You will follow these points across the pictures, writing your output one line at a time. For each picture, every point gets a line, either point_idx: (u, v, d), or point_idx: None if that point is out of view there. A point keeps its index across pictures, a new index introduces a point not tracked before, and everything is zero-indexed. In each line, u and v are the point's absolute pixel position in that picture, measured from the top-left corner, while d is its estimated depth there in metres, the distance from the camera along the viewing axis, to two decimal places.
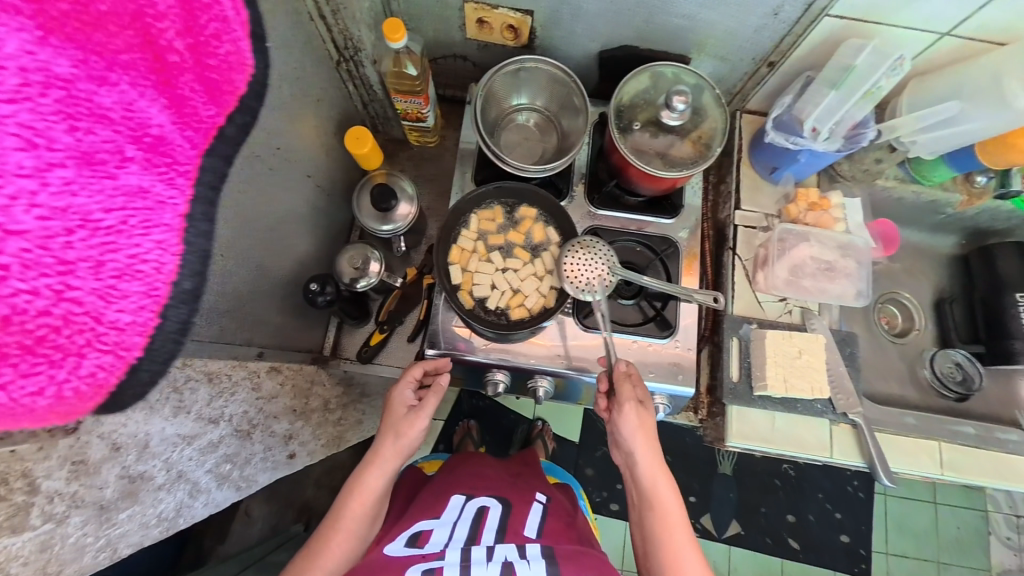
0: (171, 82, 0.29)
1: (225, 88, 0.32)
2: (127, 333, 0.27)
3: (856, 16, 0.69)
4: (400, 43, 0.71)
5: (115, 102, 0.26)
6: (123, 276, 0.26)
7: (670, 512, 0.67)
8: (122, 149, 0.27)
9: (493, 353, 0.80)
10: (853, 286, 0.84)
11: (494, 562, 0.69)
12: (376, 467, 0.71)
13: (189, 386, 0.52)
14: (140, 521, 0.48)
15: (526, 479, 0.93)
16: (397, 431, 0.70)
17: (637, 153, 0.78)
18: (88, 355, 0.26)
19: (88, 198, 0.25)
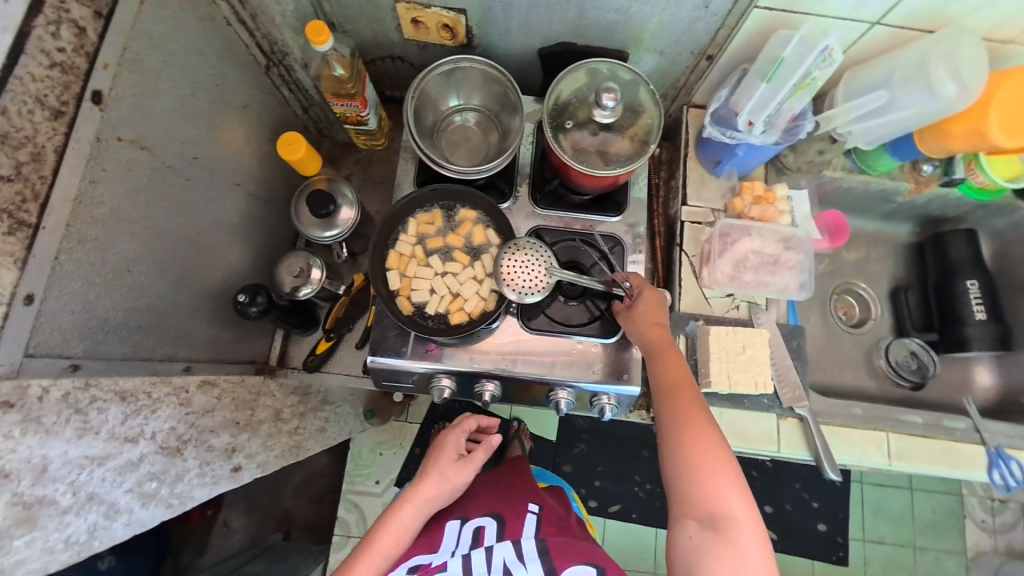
0: None
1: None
2: None
3: (784, 7, 0.69)
4: (327, 46, 0.70)
5: None
6: None
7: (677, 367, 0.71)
8: None
9: (448, 359, 0.79)
10: (796, 278, 0.84)
11: (494, 568, 0.73)
12: (414, 504, 0.76)
13: (97, 406, 0.51)
14: (41, 547, 0.47)
15: (519, 488, 0.89)
16: (443, 476, 0.76)
17: (575, 151, 0.77)
18: None
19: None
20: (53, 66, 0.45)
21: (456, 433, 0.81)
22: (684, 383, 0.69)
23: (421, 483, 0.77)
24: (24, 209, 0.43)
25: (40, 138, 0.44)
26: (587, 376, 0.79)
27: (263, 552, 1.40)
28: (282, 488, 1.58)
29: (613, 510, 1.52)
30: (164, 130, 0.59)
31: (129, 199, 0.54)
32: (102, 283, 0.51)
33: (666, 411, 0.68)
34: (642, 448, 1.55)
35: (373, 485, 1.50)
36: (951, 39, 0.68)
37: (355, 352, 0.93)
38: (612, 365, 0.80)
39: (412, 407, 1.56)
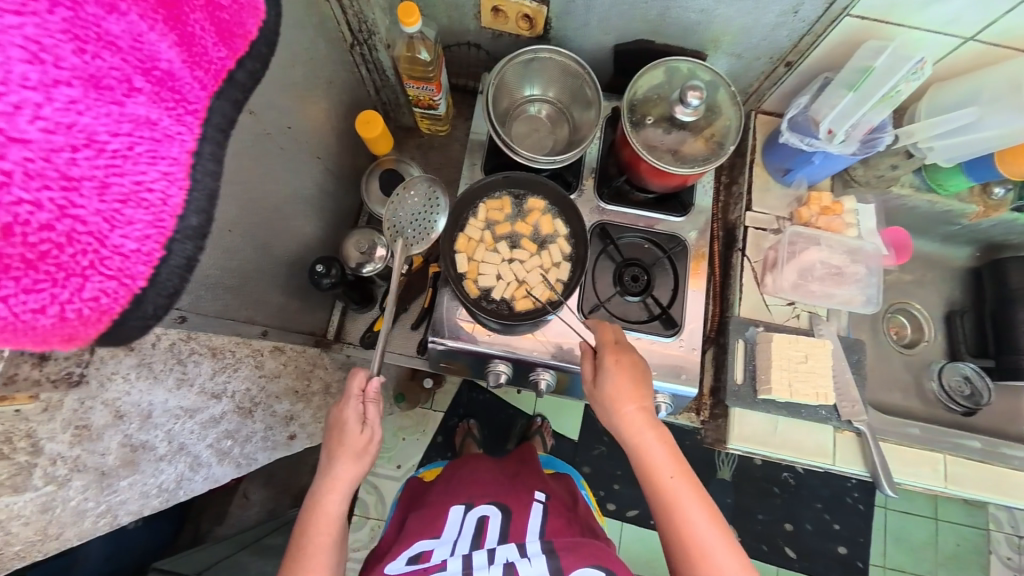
0: (181, 17, 0.28)
1: (235, 32, 0.31)
2: (131, 262, 0.26)
3: (877, 16, 0.68)
4: (414, 28, 0.71)
5: (123, 31, 0.25)
6: (128, 203, 0.25)
7: (669, 473, 0.63)
8: (129, 78, 0.26)
9: (500, 344, 0.79)
10: (861, 292, 0.83)
11: (495, 565, 0.69)
12: (333, 490, 0.67)
13: (193, 359, 0.53)
14: (140, 490, 0.50)
15: (524, 478, 0.90)
16: (355, 453, 0.68)
17: (647, 148, 0.77)
18: (91, 278, 0.25)
19: (93, 118, 0.24)
20: None
21: (354, 403, 0.69)
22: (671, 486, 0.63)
23: (342, 472, 0.67)
24: None
25: None
26: None
27: (283, 525, 1.42)
28: (302, 465, 1.59)
29: (631, 515, 1.52)
30: (266, 99, 0.60)
31: (233, 162, 0.56)
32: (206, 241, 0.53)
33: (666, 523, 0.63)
34: None
35: (394, 469, 1.52)
36: None
37: (408, 334, 0.94)
38: (668, 366, 0.80)
39: (437, 395, 1.59)
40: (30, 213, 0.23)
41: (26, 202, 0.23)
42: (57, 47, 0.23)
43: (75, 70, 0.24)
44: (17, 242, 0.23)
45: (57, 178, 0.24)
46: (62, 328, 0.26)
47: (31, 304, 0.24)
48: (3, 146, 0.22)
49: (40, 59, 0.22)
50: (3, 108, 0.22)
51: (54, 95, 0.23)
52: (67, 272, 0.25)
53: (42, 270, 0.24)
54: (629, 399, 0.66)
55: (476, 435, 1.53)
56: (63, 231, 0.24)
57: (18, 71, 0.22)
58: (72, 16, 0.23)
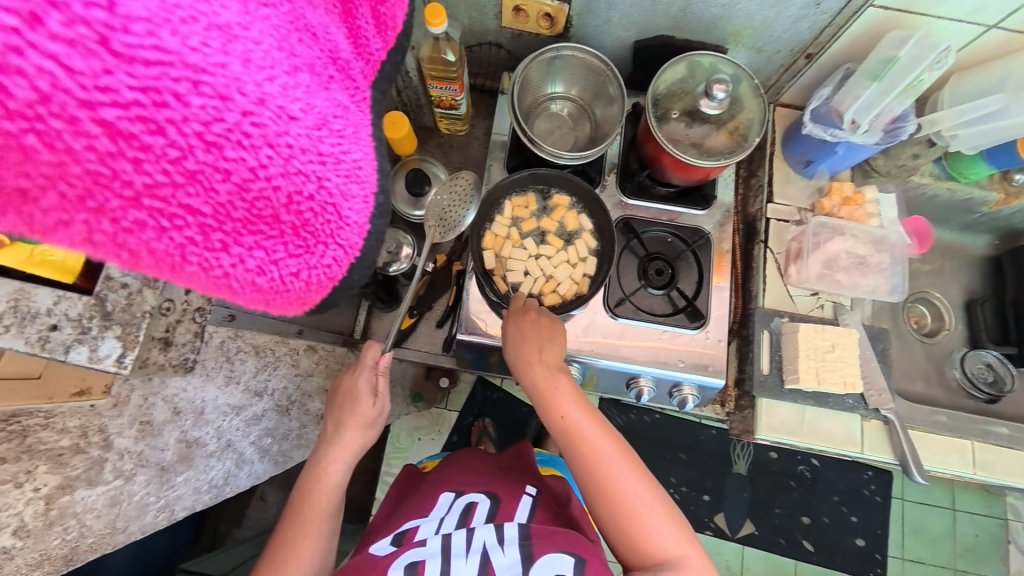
0: (351, 11, 0.28)
1: (388, 24, 0.30)
2: (352, 234, 0.28)
3: (900, 7, 0.68)
4: (440, 29, 0.72)
5: (319, 22, 0.26)
6: (350, 177, 0.27)
7: (572, 415, 0.63)
8: (327, 67, 0.26)
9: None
10: (886, 281, 0.84)
11: (472, 552, 0.68)
12: (336, 459, 0.68)
13: (239, 357, 0.54)
14: (193, 486, 0.51)
15: (518, 472, 0.90)
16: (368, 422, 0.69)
17: (672, 142, 0.77)
18: (331, 246, 0.27)
19: (322, 100, 0.26)
20: None
21: (365, 375, 0.70)
22: (578, 428, 0.63)
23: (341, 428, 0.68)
24: None
25: None
26: (674, 365, 0.80)
27: None
28: None
29: None
30: None
31: None
32: None
33: (577, 466, 0.62)
34: (680, 450, 1.54)
35: None
36: None
37: (433, 332, 0.95)
38: (694, 358, 0.81)
39: (452, 395, 1.60)
40: (302, 183, 0.25)
41: (299, 173, 0.25)
42: (291, 38, 0.24)
43: (304, 58, 0.25)
44: (292, 211, 0.25)
45: (314, 154, 0.25)
46: (305, 291, 0.28)
47: (291, 268, 0.27)
48: (286, 124, 0.24)
49: (285, 48, 0.24)
50: (275, 90, 0.23)
51: (297, 80, 0.24)
52: (317, 239, 0.27)
53: (303, 237, 0.26)
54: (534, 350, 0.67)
55: (492, 433, 1.54)
56: (319, 202, 0.26)
57: (272, 58, 0.23)
58: (289, 11, 0.24)
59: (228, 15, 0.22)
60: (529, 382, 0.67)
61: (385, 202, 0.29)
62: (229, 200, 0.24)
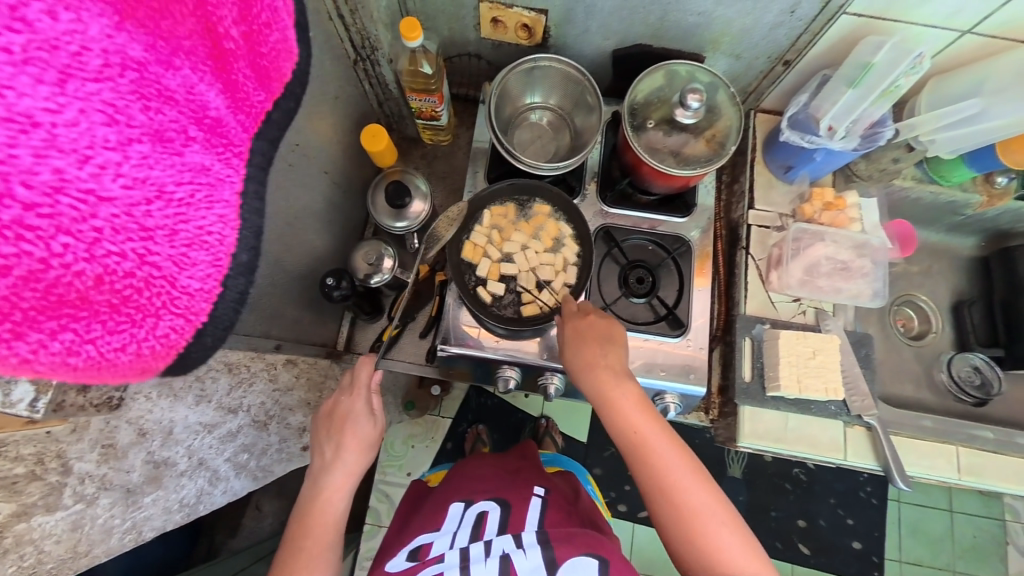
0: (226, 67, 0.29)
1: (273, 75, 0.31)
2: (197, 299, 0.27)
3: (874, 13, 0.68)
4: (416, 42, 0.72)
5: (179, 85, 0.26)
6: (193, 245, 0.26)
7: (639, 420, 0.63)
8: (186, 128, 0.26)
9: (505, 349, 0.80)
10: (869, 286, 0.83)
11: (492, 556, 0.68)
12: (336, 485, 0.67)
13: (211, 376, 0.54)
14: (163, 506, 0.51)
15: (525, 475, 0.90)
16: (368, 443, 0.69)
17: (650, 150, 0.78)
18: (164, 317, 0.26)
19: (161, 170, 0.25)
20: None
21: (360, 396, 0.71)
22: (642, 429, 0.63)
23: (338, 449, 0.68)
24: None
25: None
26: (655, 374, 0.80)
27: None
28: None
29: (643, 516, 1.53)
30: None
31: None
32: None
33: (640, 469, 0.63)
34: None
35: (405, 477, 1.53)
36: None
37: (417, 342, 0.95)
38: (677, 366, 0.80)
39: (446, 402, 1.60)
40: (116, 262, 0.24)
41: (113, 253, 0.24)
42: (130, 107, 0.24)
43: (144, 127, 0.24)
44: (105, 289, 0.24)
45: (135, 230, 0.24)
46: (139, 363, 0.27)
47: (114, 344, 0.26)
48: (94, 206, 0.23)
49: (116, 120, 0.23)
50: (90, 170, 0.23)
51: (129, 152, 0.24)
52: (143, 313, 0.26)
53: (124, 313, 0.25)
54: (599, 359, 0.66)
55: (486, 439, 1.54)
56: (143, 277, 0.25)
57: (98, 133, 0.23)
58: (138, 78, 0.24)
59: (29, 102, 0.21)
60: (587, 382, 0.66)
61: (250, 258, 0.29)
62: (13, 292, 0.22)
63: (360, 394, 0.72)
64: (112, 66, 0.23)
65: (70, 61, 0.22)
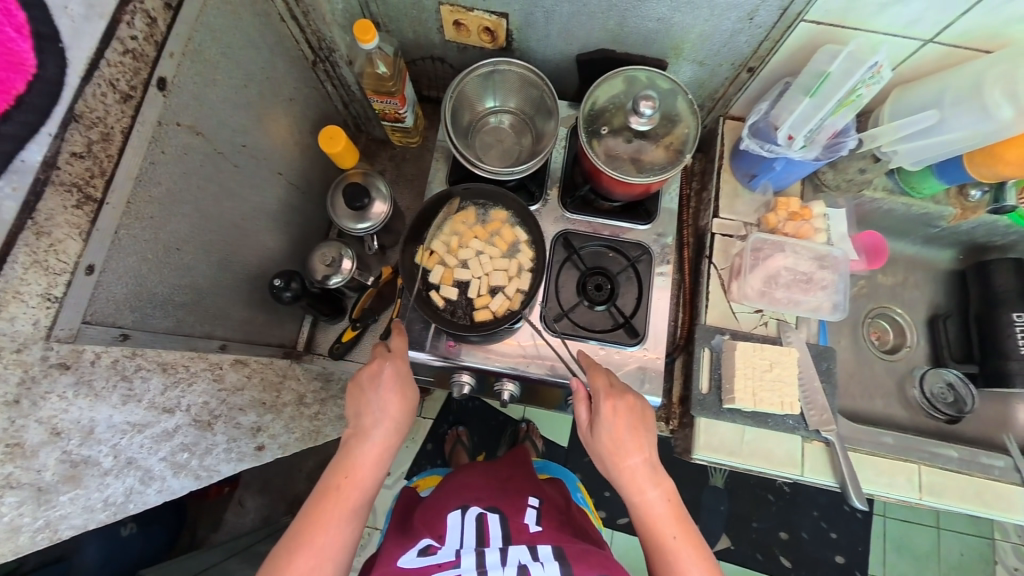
0: None
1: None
2: None
3: (832, 21, 0.67)
4: (372, 44, 0.72)
5: None
6: None
7: (650, 493, 0.67)
8: None
9: (506, 361, 0.79)
10: (830, 298, 0.82)
11: (509, 565, 0.68)
12: (369, 450, 0.66)
13: (141, 375, 0.54)
14: (83, 505, 0.51)
15: (518, 483, 0.90)
16: (403, 409, 0.67)
17: (608, 157, 0.77)
18: None
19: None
20: (127, 53, 0.49)
21: (398, 360, 0.68)
22: (653, 503, 0.67)
23: (386, 409, 0.66)
24: (92, 184, 0.47)
25: (110, 119, 0.48)
26: None
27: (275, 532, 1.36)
28: (295, 472, 1.49)
29: (622, 523, 1.51)
30: (214, 117, 0.63)
31: (182, 181, 0.59)
32: (154, 259, 0.57)
33: (646, 534, 0.68)
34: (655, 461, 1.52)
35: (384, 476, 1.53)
36: (1011, 59, 0.66)
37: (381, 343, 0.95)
38: (632, 374, 0.79)
39: (425, 403, 1.59)
40: None
41: None
42: None
43: None
44: None
45: None
46: None
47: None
48: None
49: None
50: None
51: None
52: None
53: None
54: (631, 447, 0.67)
55: (464, 441, 1.53)
56: None
57: None
58: None
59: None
60: (605, 449, 0.68)
61: None
62: None
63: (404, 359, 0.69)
64: None
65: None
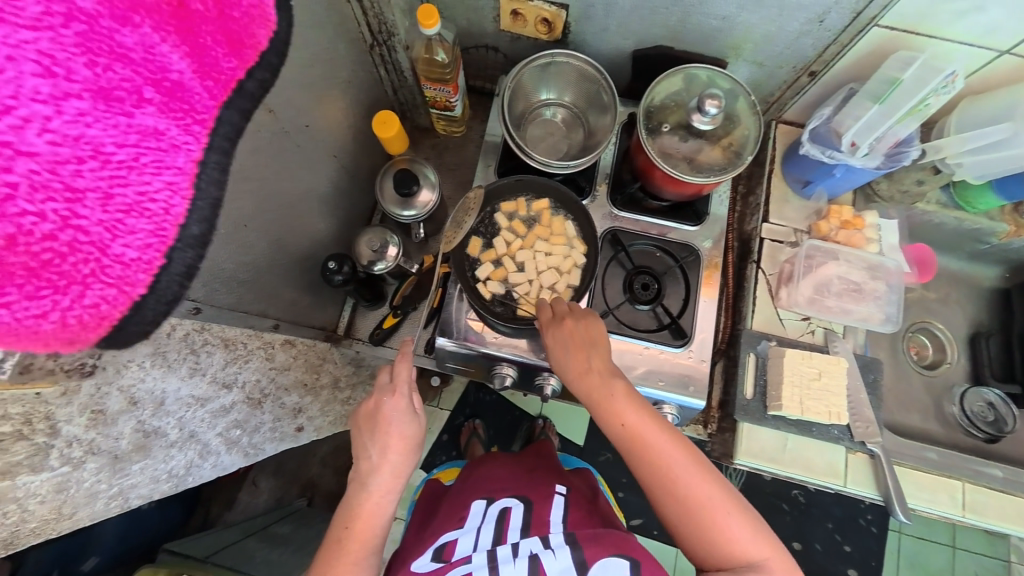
0: (193, 29, 0.28)
1: (246, 43, 0.30)
2: (131, 270, 0.26)
3: (906, 27, 0.66)
4: (433, 30, 0.71)
5: (136, 43, 0.26)
6: (131, 212, 0.26)
7: (619, 399, 0.60)
8: (140, 89, 0.26)
9: (536, 354, 0.79)
10: (880, 310, 0.81)
11: (520, 557, 0.66)
12: (371, 494, 0.66)
13: (206, 349, 0.55)
14: (150, 475, 0.52)
15: (542, 473, 0.90)
16: (403, 450, 0.68)
17: (663, 155, 0.76)
18: (91, 287, 0.26)
19: (101, 130, 0.24)
20: None
21: (397, 400, 0.70)
22: (623, 409, 0.60)
23: (383, 451, 0.67)
24: None
25: None
26: (652, 384, 0.78)
27: (291, 513, 1.37)
28: (310, 455, 1.50)
29: (635, 524, 1.51)
30: (283, 96, 0.63)
31: (251, 158, 0.59)
32: (224, 234, 0.56)
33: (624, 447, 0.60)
34: None
35: None
36: None
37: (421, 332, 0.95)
38: (676, 376, 0.79)
39: (444, 394, 1.59)
40: (34, 224, 0.24)
41: (30, 213, 0.23)
42: (72, 61, 0.23)
43: (86, 83, 0.24)
44: (20, 251, 0.23)
45: (61, 190, 0.24)
46: (63, 332, 0.26)
47: (33, 310, 0.25)
48: (11, 160, 0.22)
49: (52, 73, 0.23)
50: (12, 122, 0.22)
51: (65, 108, 0.23)
52: (68, 280, 0.25)
53: (44, 278, 0.24)
54: (584, 352, 0.64)
55: (481, 433, 1.54)
56: (66, 241, 0.25)
57: (30, 85, 0.22)
58: (85, 30, 0.24)
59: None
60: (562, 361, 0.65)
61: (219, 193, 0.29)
62: None
63: (404, 397, 0.70)
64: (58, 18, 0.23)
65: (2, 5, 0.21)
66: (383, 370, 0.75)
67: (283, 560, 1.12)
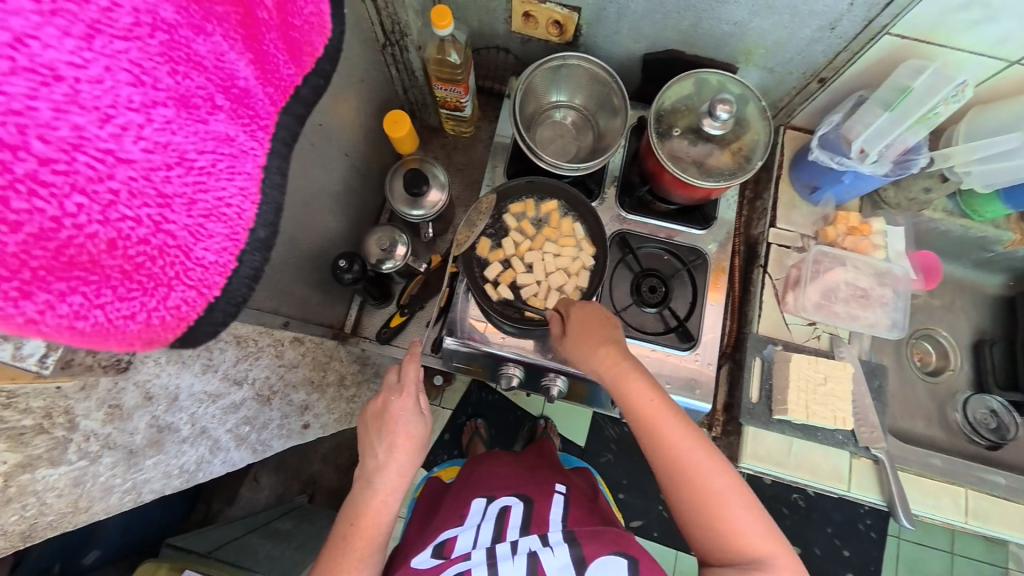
0: (257, 37, 0.29)
1: (303, 50, 0.32)
2: (210, 272, 0.28)
3: (918, 35, 0.66)
4: (446, 31, 0.72)
5: (208, 52, 0.26)
6: (211, 217, 0.27)
7: (633, 385, 0.61)
8: (213, 97, 0.27)
9: (542, 354, 0.80)
10: (887, 316, 0.81)
11: (519, 555, 0.67)
12: (377, 493, 0.66)
13: (219, 346, 0.55)
14: (163, 470, 0.52)
15: (543, 472, 0.90)
16: (410, 449, 0.68)
17: (673, 159, 0.76)
18: (176, 288, 0.27)
19: (185, 137, 0.25)
20: None
21: (404, 399, 0.70)
22: (637, 394, 0.60)
23: (389, 448, 0.67)
24: None
25: None
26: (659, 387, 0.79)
27: (292, 510, 1.37)
28: (311, 453, 1.49)
29: (635, 526, 1.51)
30: None
31: None
32: None
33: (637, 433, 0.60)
34: None
35: None
36: None
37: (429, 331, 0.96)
38: (683, 380, 0.79)
39: (446, 393, 1.59)
40: (131, 228, 0.24)
41: (128, 218, 0.24)
42: (158, 70, 0.24)
43: (170, 91, 0.25)
44: (118, 255, 0.24)
45: (154, 196, 0.25)
46: (146, 331, 0.27)
47: (123, 310, 0.26)
48: (112, 167, 0.23)
49: (143, 82, 0.24)
50: (112, 131, 0.23)
51: (154, 116, 0.24)
52: (155, 282, 0.26)
53: (135, 280, 0.25)
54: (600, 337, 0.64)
55: (483, 433, 1.54)
56: (157, 245, 0.26)
57: (124, 94, 0.23)
58: (168, 40, 0.24)
59: (53, 54, 0.21)
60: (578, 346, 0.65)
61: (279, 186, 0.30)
62: (23, 250, 0.22)
63: (412, 395, 0.71)
64: (146, 28, 0.24)
65: (99, 17, 0.22)
66: (393, 369, 0.76)
67: (284, 557, 1.11)
